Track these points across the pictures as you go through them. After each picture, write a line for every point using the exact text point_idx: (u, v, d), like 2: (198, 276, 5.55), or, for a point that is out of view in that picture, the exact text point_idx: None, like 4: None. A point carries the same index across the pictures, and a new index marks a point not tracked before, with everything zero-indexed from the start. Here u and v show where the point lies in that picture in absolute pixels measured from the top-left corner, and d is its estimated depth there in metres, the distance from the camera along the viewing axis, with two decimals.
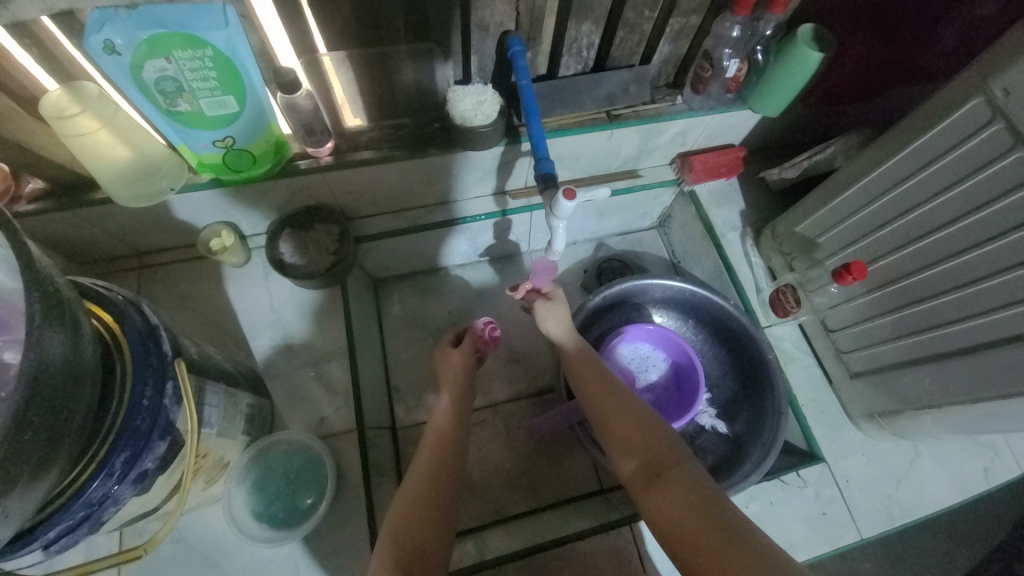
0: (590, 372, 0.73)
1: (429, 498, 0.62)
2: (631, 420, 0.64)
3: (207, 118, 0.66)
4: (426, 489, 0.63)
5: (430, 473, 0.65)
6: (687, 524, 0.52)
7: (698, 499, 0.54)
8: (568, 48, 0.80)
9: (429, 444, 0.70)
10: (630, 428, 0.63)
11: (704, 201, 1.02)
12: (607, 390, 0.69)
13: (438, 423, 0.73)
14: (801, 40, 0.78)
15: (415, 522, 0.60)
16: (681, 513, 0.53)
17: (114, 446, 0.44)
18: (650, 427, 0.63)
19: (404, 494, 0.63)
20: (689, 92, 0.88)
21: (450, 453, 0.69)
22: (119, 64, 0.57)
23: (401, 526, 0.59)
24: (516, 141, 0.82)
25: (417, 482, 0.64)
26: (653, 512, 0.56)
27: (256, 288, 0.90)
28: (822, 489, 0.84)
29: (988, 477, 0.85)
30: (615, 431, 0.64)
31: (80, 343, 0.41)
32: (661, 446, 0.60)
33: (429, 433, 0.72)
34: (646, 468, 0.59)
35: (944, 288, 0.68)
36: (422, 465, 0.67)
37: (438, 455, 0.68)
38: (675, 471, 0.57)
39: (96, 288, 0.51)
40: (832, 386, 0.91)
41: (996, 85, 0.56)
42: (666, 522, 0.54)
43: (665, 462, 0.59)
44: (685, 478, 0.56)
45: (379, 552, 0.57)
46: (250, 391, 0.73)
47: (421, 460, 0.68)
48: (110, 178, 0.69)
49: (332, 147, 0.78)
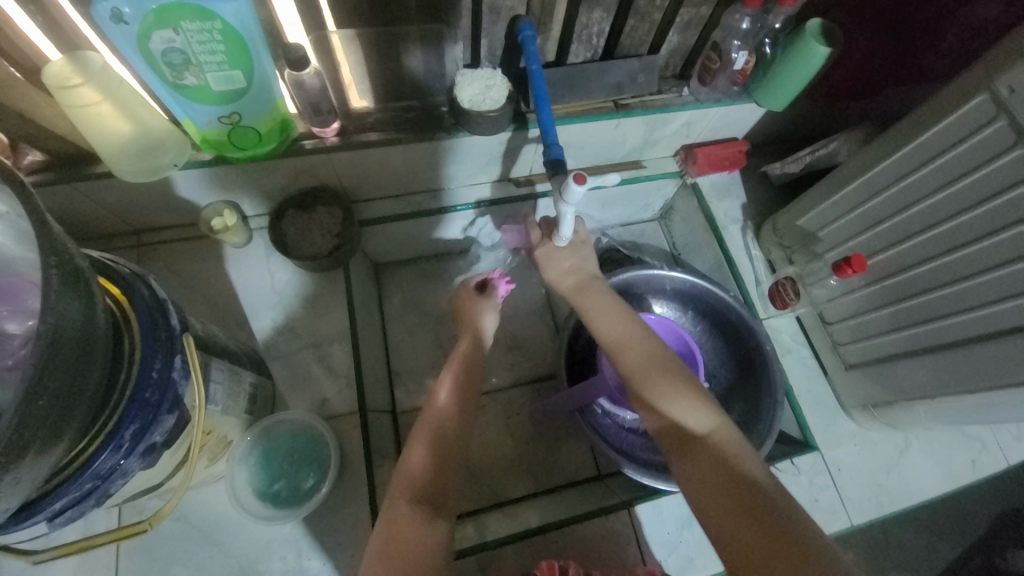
0: (614, 329, 0.71)
1: (442, 449, 0.67)
2: (660, 385, 0.64)
3: (212, 92, 0.65)
4: (441, 438, 0.68)
5: (446, 425, 0.69)
6: (715, 491, 0.54)
7: (730, 470, 0.55)
8: (579, 34, 0.80)
9: (444, 396, 0.73)
10: (662, 395, 0.63)
11: (706, 193, 1.03)
12: (635, 351, 0.68)
13: (451, 377, 0.76)
14: (809, 34, 0.78)
15: (428, 462, 0.65)
16: (710, 480, 0.55)
17: (122, 418, 0.44)
18: (683, 395, 0.62)
19: (417, 435, 0.68)
20: (697, 83, 0.88)
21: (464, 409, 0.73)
22: (125, 33, 0.56)
23: (419, 462, 0.65)
24: (524, 127, 0.81)
25: (432, 432, 0.68)
26: (682, 474, 0.58)
27: (257, 269, 0.89)
28: (815, 477, 0.86)
29: (975, 468, 0.88)
30: (647, 397, 0.64)
31: (93, 313, 0.40)
32: (692, 412, 0.61)
33: (442, 385, 0.75)
34: (679, 435, 0.60)
35: (942, 282, 0.69)
36: (435, 416, 0.70)
37: (452, 408, 0.72)
38: (706, 439, 0.58)
39: (105, 260, 0.50)
40: (827, 377, 0.93)
41: (1002, 82, 0.56)
42: (694, 485, 0.56)
43: (694, 430, 0.59)
44: (717, 447, 0.57)
45: (396, 481, 0.63)
46: (252, 370, 0.73)
47: (433, 410, 0.71)
48: (112, 152, 0.68)
49: (338, 128, 0.77)
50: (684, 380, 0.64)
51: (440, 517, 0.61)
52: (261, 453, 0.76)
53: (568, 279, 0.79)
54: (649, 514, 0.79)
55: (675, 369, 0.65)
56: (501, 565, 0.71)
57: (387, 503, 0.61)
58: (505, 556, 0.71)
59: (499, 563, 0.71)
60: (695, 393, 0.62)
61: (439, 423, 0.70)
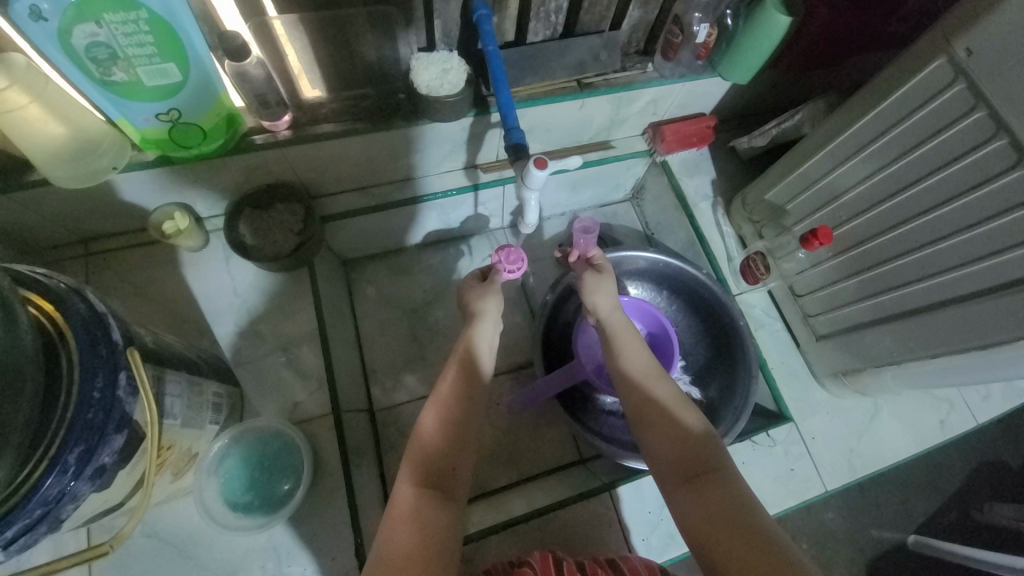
0: (635, 355, 0.68)
1: (452, 427, 0.61)
2: (670, 418, 0.61)
3: (146, 88, 0.61)
4: (452, 417, 0.62)
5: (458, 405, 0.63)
6: (717, 527, 0.50)
7: (734, 509, 0.51)
8: (536, 11, 0.76)
9: (452, 379, 0.65)
10: (670, 427, 0.60)
11: (676, 171, 1.02)
12: (651, 381, 0.65)
13: (460, 354, 0.68)
14: (769, 4, 0.77)
15: (439, 445, 0.59)
16: (712, 522, 0.51)
17: (66, 442, 0.42)
18: (693, 429, 0.60)
19: (428, 419, 0.62)
20: (660, 59, 0.87)
21: (472, 381, 0.65)
22: (47, 30, 0.52)
23: (432, 439, 0.60)
24: (486, 112, 0.79)
25: (443, 410, 0.62)
26: (682, 510, 0.54)
27: (216, 272, 0.85)
28: (790, 447, 0.88)
29: (944, 429, 0.91)
30: (656, 428, 0.61)
31: (18, 332, 0.38)
32: (704, 449, 0.58)
33: (451, 363, 0.68)
34: (682, 470, 0.57)
35: (904, 250, 0.70)
36: (446, 397, 0.63)
37: (460, 384, 0.65)
38: (716, 475, 0.55)
39: (34, 275, 0.46)
40: (799, 349, 0.95)
41: (959, 45, 0.56)
42: (696, 524, 0.52)
43: (699, 465, 0.56)
44: (721, 484, 0.54)
45: (405, 458, 0.59)
46: (215, 379, 0.70)
47: (442, 388, 0.65)
48: (45, 158, 0.64)
49: (290, 120, 0.74)
50: (697, 414, 0.62)
51: (446, 505, 0.55)
52: (231, 462, 0.74)
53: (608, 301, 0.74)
54: (629, 496, 0.80)
55: (687, 405, 0.63)
56: (483, 557, 0.71)
57: (395, 482, 0.57)
58: (488, 546, 0.71)
59: (482, 554, 0.71)
60: (708, 431, 0.59)
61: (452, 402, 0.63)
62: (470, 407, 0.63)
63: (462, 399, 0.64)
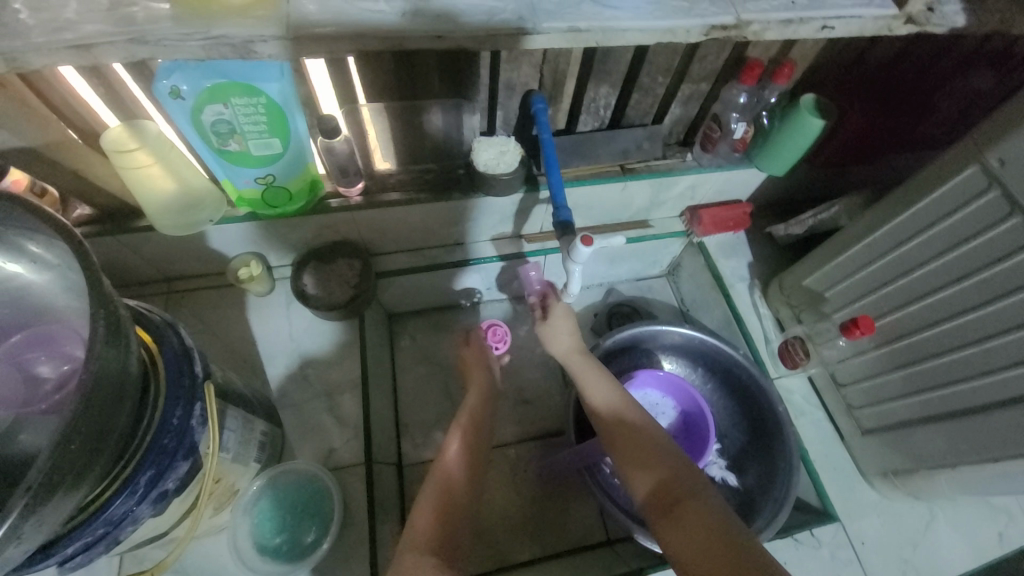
0: (602, 388, 0.72)
1: (471, 460, 0.71)
2: (642, 444, 0.63)
3: (252, 157, 0.71)
4: (471, 448, 0.72)
5: (460, 468, 0.69)
6: (701, 552, 0.52)
7: (715, 530, 0.53)
8: (587, 106, 0.86)
9: (454, 449, 0.71)
10: (647, 454, 0.62)
11: (713, 252, 1.05)
12: (619, 415, 0.68)
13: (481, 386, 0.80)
14: (803, 108, 0.83)
15: (459, 476, 0.68)
16: (697, 546, 0.52)
17: (140, 464, 0.46)
18: (666, 453, 0.62)
19: (440, 475, 0.67)
20: (699, 150, 0.94)
21: (486, 414, 0.78)
22: (182, 107, 0.63)
23: (453, 467, 0.69)
24: (535, 189, 0.87)
25: (462, 441, 0.72)
26: (667, 539, 0.55)
27: (277, 316, 0.93)
28: (838, 551, 0.81)
29: (1002, 541, 0.83)
30: (631, 457, 0.63)
31: (128, 360, 0.42)
32: (681, 476, 0.59)
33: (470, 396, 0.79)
34: (662, 497, 0.58)
35: (951, 346, 0.70)
36: (449, 462, 0.69)
37: (477, 414, 0.77)
38: (693, 502, 0.56)
39: (141, 309, 0.53)
40: (844, 443, 0.90)
41: (991, 155, 0.59)
42: (683, 551, 0.53)
43: (677, 488, 0.58)
44: (700, 505, 0.56)
45: (426, 488, 0.66)
46: (264, 418, 0.74)
47: (462, 421, 0.75)
48: (155, 209, 0.74)
49: (362, 188, 0.83)
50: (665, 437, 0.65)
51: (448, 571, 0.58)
52: (264, 503, 0.76)
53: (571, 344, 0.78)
54: None
55: (658, 431, 0.65)
56: None
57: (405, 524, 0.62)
58: None
59: None
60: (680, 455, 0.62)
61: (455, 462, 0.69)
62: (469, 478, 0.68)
63: (477, 431, 0.75)
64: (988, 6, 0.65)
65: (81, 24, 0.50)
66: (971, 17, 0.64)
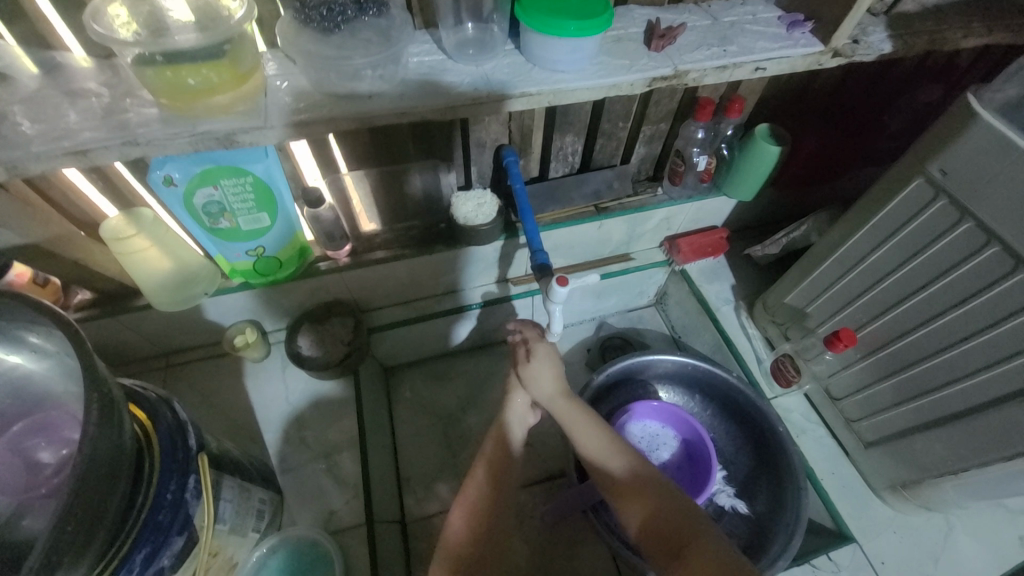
0: (590, 434, 0.69)
1: (480, 534, 0.67)
2: (641, 496, 0.63)
3: (243, 232, 0.75)
4: (479, 521, 0.68)
5: (472, 533, 0.67)
6: None
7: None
8: (555, 154, 0.91)
9: (460, 522, 0.68)
10: (646, 502, 0.62)
11: (695, 278, 1.08)
12: (615, 463, 0.66)
13: (492, 449, 0.73)
14: (759, 137, 0.89)
15: (466, 547, 0.66)
16: None
17: (136, 542, 0.46)
18: (668, 502, 0.62)
19: (449, 547, 0.66)
20: (668, 184, 0.99)
21: (499, 478, 0.71)
22: (175, 193, 0.67)
23: (460, 543, 0.66)
24: (514, 235, 0.91)
25: (468, 513, 0.68)
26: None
27: (274, 380, 0.94)
28: (858, 574, 0.79)
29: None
30: (633, 510, 0.63)
31: (123, 438, 0.44)
32: (681, 522, 0.60)
33: (481, 459, 0.72)
34: (667, 547, 0.59)
35: (929, 352, 0.71)
36: (459, 528, 0.67)
37: (488, 487, 0.70)
38: (696, 549, 0.57)
39: (136, 387, 0.55)
40: (848, 457, 0.89)
41: (933, 167, 0.63)
42: None
43: (682, 537, 0.59)
44: (705, 552, 0.56)
45: (437, 562, 0.66)
46: (262, 485, 0.74)
47: (468, 492, 0.70)
48: (152, 288, 0.77)
49: (349, 250, 0.87)
50: (666, 484, 0.64)
51: None
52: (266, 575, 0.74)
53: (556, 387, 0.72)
54: None
55: (656, 475, 0.65)
56: None
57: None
58: None
59: None
60: (680, 500, 0.62)
61: (467, 530, 0.67)
62: (483, 542, 0.67)
63: (489, 502, 0.69)
64: (912, 31, 0.71)
65: (79, 131, 0.55)
66: (897, 44, 0.69)
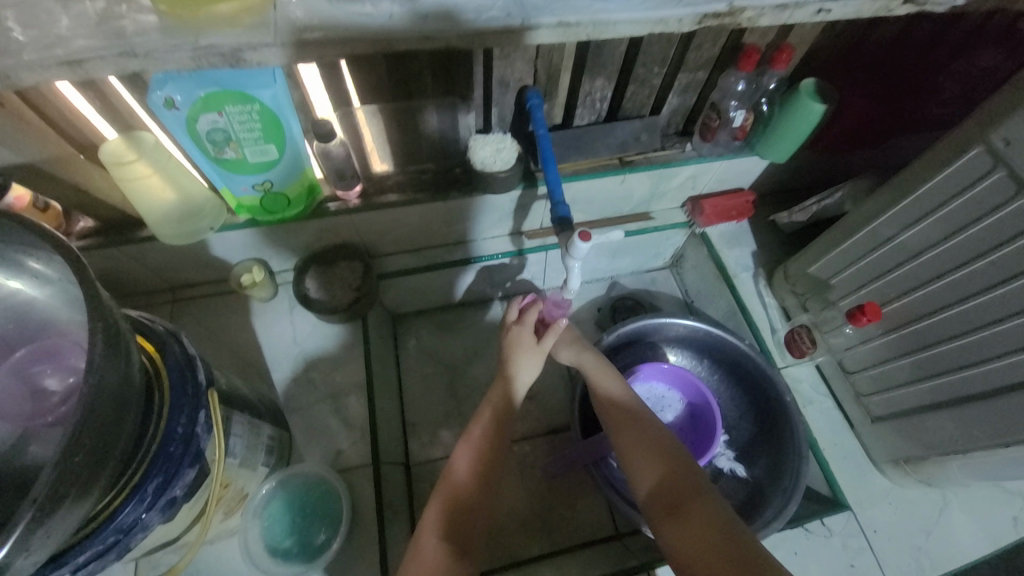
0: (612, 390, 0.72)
1: (481, 474, 0.68)
2: (650, 452, 0.63)
3: (249, 164, 0.71)
4: (482, 462, 0.69)
5: (475, 471, 0.68)
6: (705, 559, 0.52)
7: (721, 540, 0.53)
8: (583, 100, 0.84)
9: (464, 462, 0.69)
10: (653, 459, 0.63)
11: (716, 242, 1.04)
12: (632, 415, 0.68)
13: (498, 397, 0.73)
14: (803, 93, 0.82)
15: (466, 484, 0.67)
16: (700, 553, 0.53)
17: (148, 472, 0.46)
18: (674, 459, 0.62)
19: (449, 485, 0.67)
20: (698, 140, 0.92)
21: (503, 424, 0.72)
22: (177, 117, 0.63)
23: (461, 481, 0.67)
24: (533, 185, 0.86)
25: (472, 454, 0.69)
26: (670, 545, 0.56)
27: (281, 321, 0.93)
28: (849, 540, 0.81)
29: (1018, 527, 0.81)
30: (638, 462, 0.63)
31: (130, 370, 0.43)
32: (682, 478, 0.60)
33: (486, 406, 0.73)
34: (670, 506, 0.59)
35: (957, 332, 0.69)
36: (463, 465, 0.68)
37: (492, 432, 0.71)
38: (698, 505, 0.57)
39: (142, 319, 0.54)
40: (853, 430, 0.90)
41: (996, 135, 0.58)
42: (685, 557, 0.54)
43: (685, 498, 0.58)
44: (708, 516, 0.56)
45: (435, 496, 0.67)
46: (271, 422, 0.75)
47: (473, 434, 0.70)
48: (155, 219, 0.74)
49: (360, 191, 0.83)
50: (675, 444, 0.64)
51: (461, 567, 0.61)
52: (275, 507, 0.77)
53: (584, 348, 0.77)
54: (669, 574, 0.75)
55: (668, 436, 0.65)
56: None
57: (424, 523, 0.64)
58: None
59: None
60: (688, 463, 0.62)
61: (472, 470, 0.68)
62: (483, 485, 0.68)
63: (494, 445, 0.70)
64: None
65: (71, 39, 0.50)
66: None
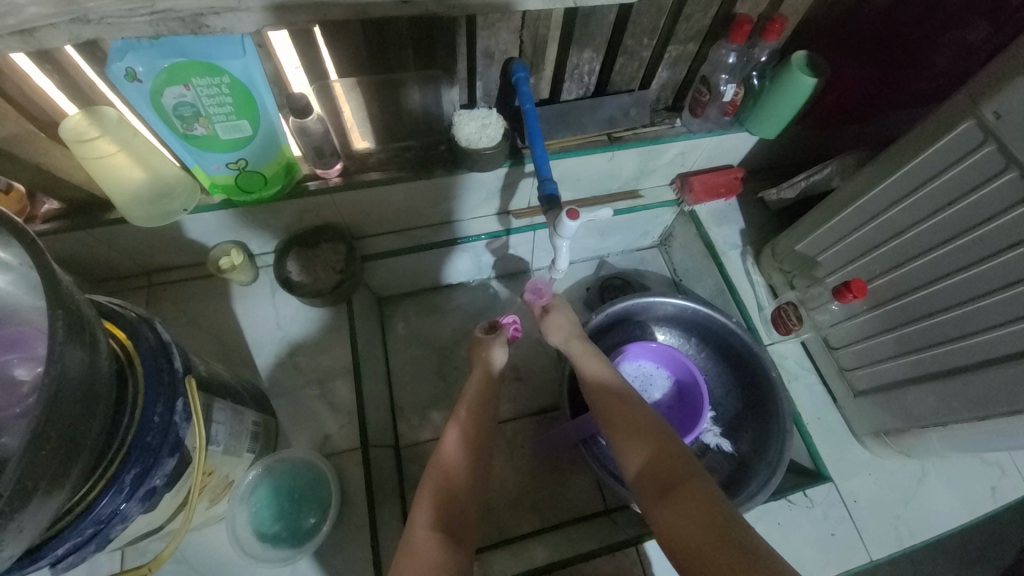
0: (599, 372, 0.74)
1: (472, 455, 0.69)
2: (636, 430, 0.64)
3: (221, 141, 0.67)
4: (471, 442, 0.71)
5: (464, 454, 0.69)
6: (692, 530, 0.53)
7: (707, 512, 0.54)
8: (570, 73, 0.82)
9: (454, 445, 0.70)
10: (640, 437, 0.63)
11: (704, 220, 1.04)
12: (617, 393, 0.70)
13: (480, 378, 0.78)
14: (795, 66, 0.80)
15: (457, 467, 0.68)
16: (687, 525, 0.53)
17: (125, 462, 0.45)
18: (660, 434, 0.63)
19: (440, 466, 0.67)
20: (688, 115, 0.91)
21: (487, 404, 0.75)
22: (139, 90, 0.59)
23: (449, 460, 0.68)
24: (520, 163, 0.84)
25: (461, 433, 0.71)
26: (662, 525, 0.55)
27: (263, 305, 0.91)
28: (830, 509, 0.83)
29: (995, 496, 0.84)
30: (625, 440, 0.64)
31: (97, 358, 0.41)
32: (669, 458, 0.60)
33: (470, 388, 0.77)
34: (659, 483, 0.59)
35: (942, 306, 0.69)
36: (452, 444, 0.70)
37: (478, 410, 0.74)
38: (686, 485, 0.57)
39: (111, 306, 0.51)
40: (836, 405, 0.91)
41: (987, 108, 0.57)
42: (673, 529, 0.54)
43: (671, 473, 0.59)
44: (693, 490, 0.56)
45: (426, 477, 0.67)
46: (256, 408, 0.73)
47: (460, 415, 0.73)
48: (124, 200, 0.71)
49: (340, 169, 0.80)
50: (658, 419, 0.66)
51: (458, 548, 0.61)
52: (263, 492, 0.76)
53: (565, 329, 0.81)
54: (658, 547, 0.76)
55: (655, 416, 0.66)
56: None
57: (415, 509, 0.63)
58: None
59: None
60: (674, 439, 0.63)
61: (460, 450, 0.69)
62: (472, 464, 0.69)
63: (480, 422, 0.73)
64: None
65: None
66: None
